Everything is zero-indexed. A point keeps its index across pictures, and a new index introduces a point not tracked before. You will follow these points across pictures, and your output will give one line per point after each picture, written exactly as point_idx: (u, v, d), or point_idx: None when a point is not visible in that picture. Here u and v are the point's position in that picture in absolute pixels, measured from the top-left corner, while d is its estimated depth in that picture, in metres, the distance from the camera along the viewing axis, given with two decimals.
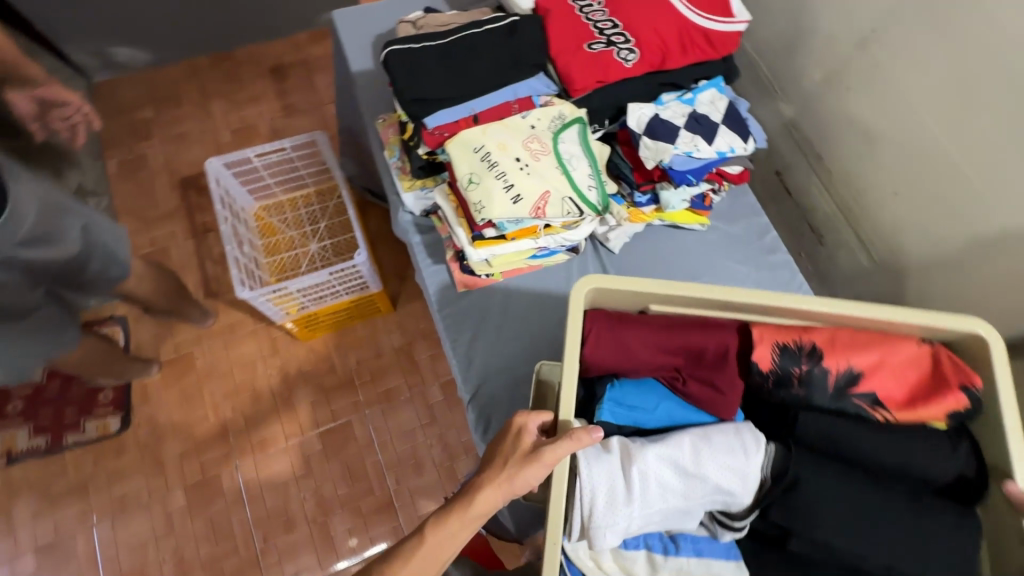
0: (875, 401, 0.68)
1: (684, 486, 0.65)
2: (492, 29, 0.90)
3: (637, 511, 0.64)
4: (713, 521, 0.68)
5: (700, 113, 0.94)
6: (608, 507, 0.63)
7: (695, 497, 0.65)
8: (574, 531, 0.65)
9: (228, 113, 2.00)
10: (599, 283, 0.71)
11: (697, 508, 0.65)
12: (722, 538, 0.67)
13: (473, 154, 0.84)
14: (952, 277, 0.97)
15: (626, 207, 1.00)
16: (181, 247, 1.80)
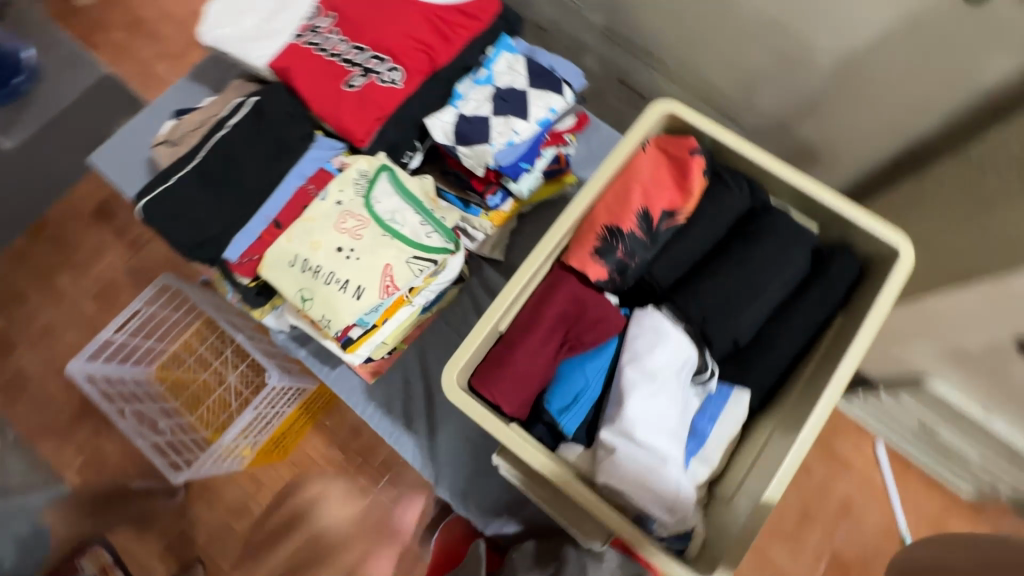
0: (674, 215, 0.67)
1: (659, 398, 0.61)
2: (237, 124, 0.77)
3: (658, 453, 0.58)
4: (704, 390, 0.65)
5: (502, 88, 0.84)
6: (633, 479, 0.57)
7: (670, 390, 0.62)
8: (662, 515, 0.58)
9: None
10: (458, 361, 0.64)
11: (683, 392, 0.63)
12: (711, 389, 0.65)
13: (292, 270, 0.73)
14: (823, 117, 0.92)
15: (485, 215, 0.91)
16: None
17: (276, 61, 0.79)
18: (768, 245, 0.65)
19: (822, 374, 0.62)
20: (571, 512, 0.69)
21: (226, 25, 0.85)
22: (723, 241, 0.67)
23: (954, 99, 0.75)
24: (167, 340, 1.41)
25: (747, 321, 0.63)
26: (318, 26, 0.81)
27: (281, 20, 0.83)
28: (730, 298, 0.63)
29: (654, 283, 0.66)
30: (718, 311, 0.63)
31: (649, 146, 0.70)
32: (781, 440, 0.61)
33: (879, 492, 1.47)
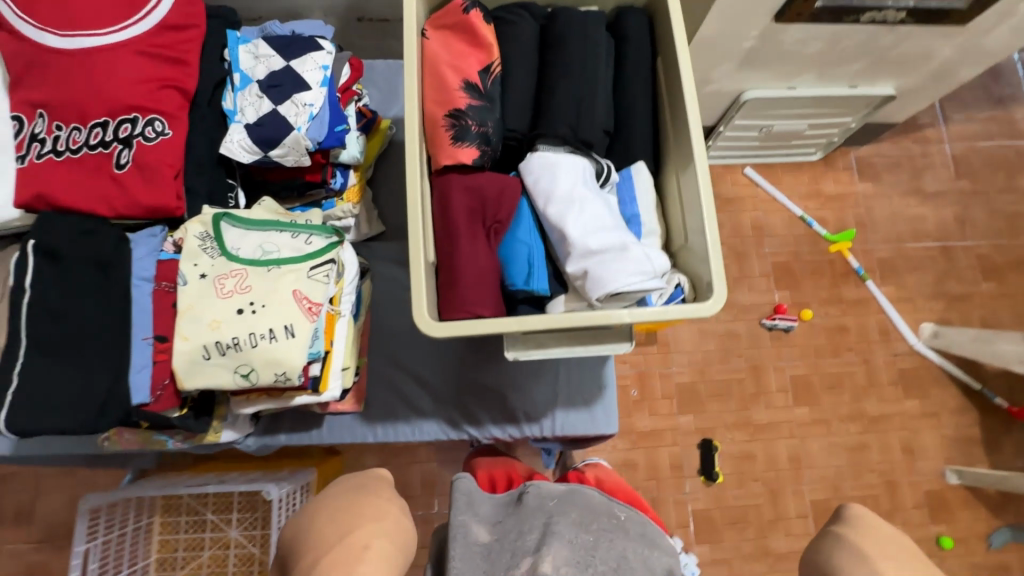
0: (490, 69, 0.70)
1: (587, 208, 0.66)
2: (36, 279, 0.65)
3: (617, 244, 0.64)
4: (612, 184, 0.71)
5: (265, 78, 0.79)
6: (615, 274, 0.62)
7: (590, 198, 0.67)
8: (657, 284, 0.64)
9: None
10: (422, 305, 0.63)
11: (599, 195, 0.69)
12: (616, 180, 0.72)
13: (214, 360, 0.67)
14: None
15: (342, 199, 0.89)
16: None
17: (23, 195, 0.68)
18: (573, 41, 0.70)
19: (676, 107, 0.71)
20: (590, 341, 0.67)
21: None
22: (541, 65, 0.72)
23: None
24: (143, 555, 1.25)
25: (602, 107, 0.70)
26: (37, 132, 0.69)
27: None
28: (579, 98, 0.69)
29: (516, 134, 0.70)
30: (577, 116, 0.68)
31: (429, 32, 0.71)
32: (687, 171, 0.69)
33: (769, 200, 1.72)
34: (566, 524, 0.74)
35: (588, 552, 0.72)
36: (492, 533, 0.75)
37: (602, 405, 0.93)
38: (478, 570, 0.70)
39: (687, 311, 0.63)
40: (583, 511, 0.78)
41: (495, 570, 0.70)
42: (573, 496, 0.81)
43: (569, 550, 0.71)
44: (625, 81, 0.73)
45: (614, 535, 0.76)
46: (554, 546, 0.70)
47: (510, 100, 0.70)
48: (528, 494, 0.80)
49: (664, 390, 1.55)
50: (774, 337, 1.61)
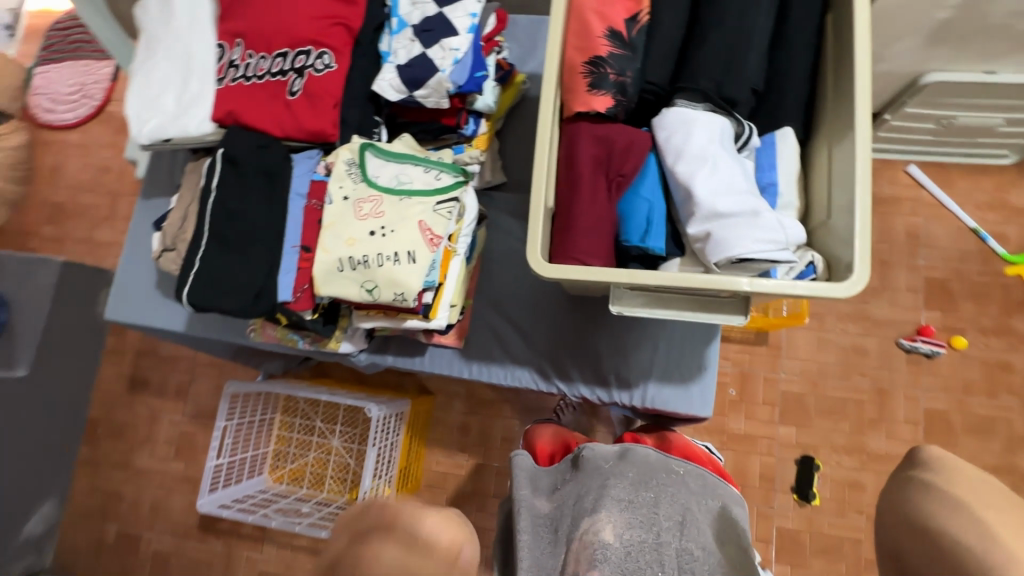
0: (636, 18, 0.68)
1: (719, 170, 0.63)
2: (220, 182, 0.78)
3: (749, 210, 0.60)
4: (751, 149, 0.66)
5: (419, 22, 0.84)
6: (743, 240, 0.59)
7: (724, 160, 0.63)
8: (785, 257, 0.59)
9: (117, 474, 1.65)
10: (535, 246, 0.65)
11: (734, 159, 0.64)
12: (756, 145, 0.67)
13: (346, 273, 0.75)
14: None
15: (471, 145, 0.93)
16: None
17: (217, 112, 0.79)
18: None
19: (842, 67, 0.63)
20: (702, 308, 0.65)
21: (146, 120, 0.87)
22: (692, 16, 0.68)
23: None
24: (263, 444, 1.45)
25: (753, 64, 0.65)
26: (234, 59, 0.80)
27: (194, 85, 0.86)
28: (729, 52, 0.64)
29: (653, 87, 0.68)
30: (724, 71, 0.64)
31: None
32: (843, 141, 0.62)
33: (934, 205, 1.49)
34: (624, 487, 0.77)
35: (650, 509, 0.75)
36: (552, 502, 0.81)
37: (700, 386, 0.89)
38: (542, 541, 0.77)
39: (817, 289, 0.57)
40: (640, 469, 0.80)
41: (558, 538, 0.77)
42: (628, 454, 0.82)
43: (628, 513, 0.74)
44: (785, 38, 0.67)
45: (674, 489, 0.78)
46: (614, 516, 0.74)
47: (653, 51, 0.68)
48: (584, 457, 0.82)
49: (767, 396, 1.44)
50: (912, 360, 1.41)
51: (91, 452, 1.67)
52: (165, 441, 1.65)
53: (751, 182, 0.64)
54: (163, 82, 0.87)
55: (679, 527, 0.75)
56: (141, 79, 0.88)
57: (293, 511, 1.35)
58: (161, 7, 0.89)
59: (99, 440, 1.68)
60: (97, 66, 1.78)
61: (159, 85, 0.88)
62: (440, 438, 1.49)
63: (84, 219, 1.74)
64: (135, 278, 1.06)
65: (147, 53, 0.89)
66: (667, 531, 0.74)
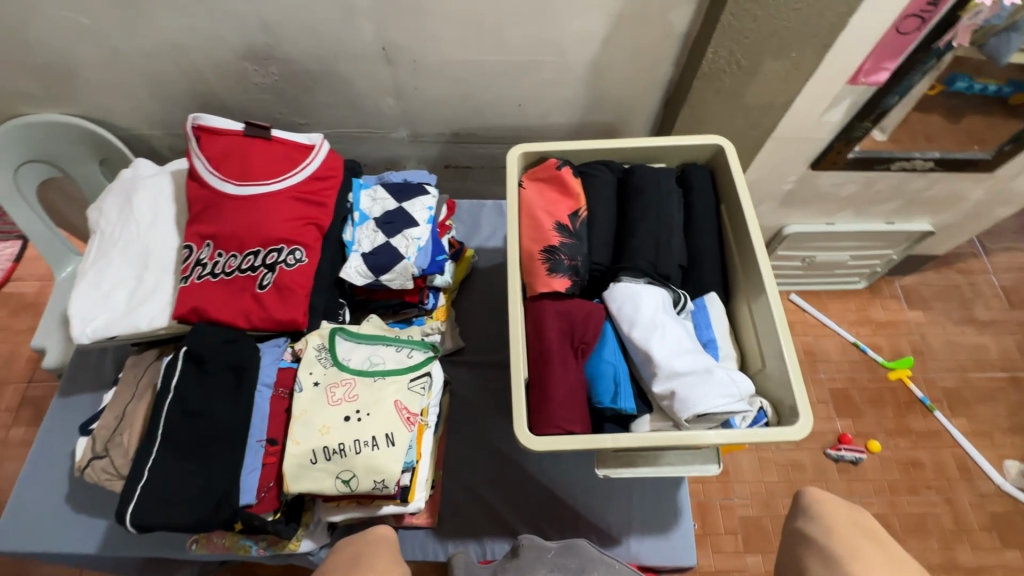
0: (578, 213, 0.82)
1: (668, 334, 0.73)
2: (181, 379, 0.75)
3: (701, 369, 0.70)
4: (687, 311, 0.78)
5: (381, 216, 0.94)
6: (704, 398, 0.67)
7: (671, 325, 0.74)
8: (740, 408, 0.68)
9: None
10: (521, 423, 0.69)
11: (678, 322, 0.75)
12: (691, 308, 0.79)
13: (318, 465, 0.72)
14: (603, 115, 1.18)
15: (431, 317, 0.99)
16: None
17: (179, 309, 0.80)
18: (650, 191, 0.83)
19: (743, 247, 0.80)
20: (677, 459, 0.71)
21: (92, 318, 0.84)
22: (620, 209, 0.84)
23: (673, 62, 1.05)
24: None
25: (677, 246, 0.80)
26: (202, 258, 0.83)
27: (152, 282, 0.86)
28: (657, 239, 0.79)
29: (600, 266, 0.81)
30: (655, 252, 0.78)
31: (526, 183, 0.86)
32: (759, 303, 0.75)
33: (819, 325, 1.73)
34: None
35: None
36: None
37: (680, 533, 0.90)
38: None
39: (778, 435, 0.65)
40: (583, 561, 0.78)
41: None
42: (568, 548, 0.79)
43: None
44: (694, 224, 0.84)
45: None
46: None
47: (595, 238, 0.81)
48: (522, 547, 0.79)
49: (727, 524, 1.44)
50: (841, 468, 1.51)
51: None
52: None
53: (695, 340, 0.75)
54: (117, 280, 0.87)
55: None
56: (91, 278, 0.87)
57: None
58: (122, 210, 0.92)
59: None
60: (1, 249, 1.68)
61: (110, 283, 0.87)
62: None
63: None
64: (44, 492, 0.92)
65: (101, 253, 0.89)
66: None
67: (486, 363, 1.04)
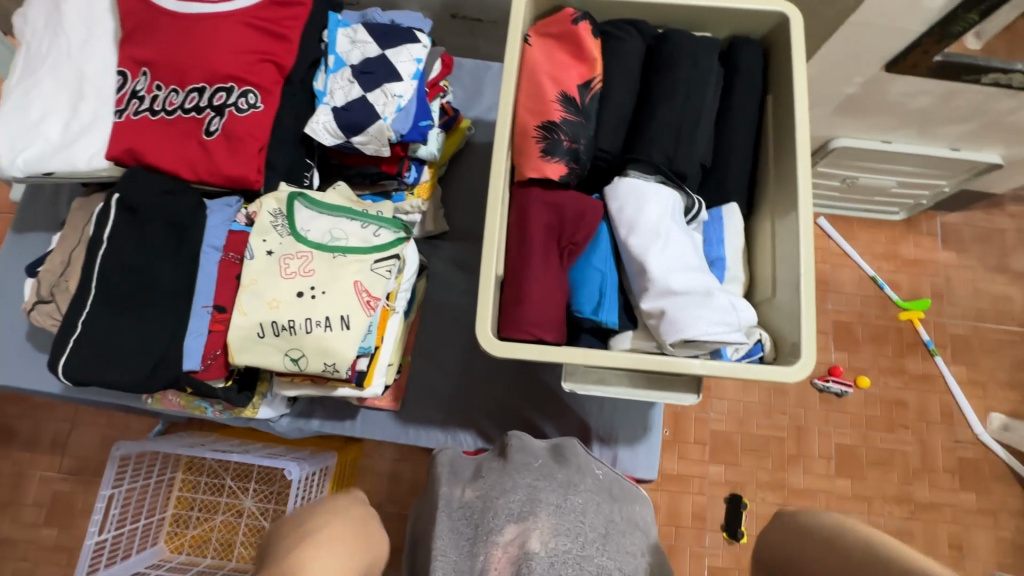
0: (589, 85, 0.67)
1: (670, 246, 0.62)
2: (114, 232, 0.66)
3: (700, 291, 0.60)
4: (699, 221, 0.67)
5: (359, 64, 0.79)
6: (697, 322, 0.59)
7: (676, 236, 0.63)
8: (735, 339, 0.60)
9: None
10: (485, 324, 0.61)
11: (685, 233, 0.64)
12: (704, 219, 0.67)
13: (265, 339, 0.66)
14: None
15: (412, 194, 0.88)
16: None
17: (112, 149, 0.69)
18: (685, 65, 0.66)
19: (782, 150, 0.66)
20: (656, 385, 0.64)
21: (22, 148, 0.73)
22: (643, 87, 0.69)
23: None
24: (160, 510, 1.28)
25: (703, 140, 0.65)
26: (138, 90, 0.70)
27: (89, 113, 0.74)
28: (681, 128, 0.65)
29: (607, 155, 0.67)
30: (675, 145, 0.64)
31: (531, 38, 0.69)
32: (786, 222, 0.64)
33: (840, 253, 1.61)
34: (551, 487, 0.71)
35: (579, 516, 0.69)
36: (474, 490, 0.71)
37: (646, 446, 0.88)
38: (462, 536, 0.67)
39: (775, 375, 0.58)
40: (570, 470, 0.75)
41: (477, 531, 0.66)
42: (560, 452, 0.78)
43: (557, 519, 0.67)
44: (729, 115, 0.69)
45: (600, 498, 0.72)
46: (540, 518, 0.67)
47: (605, 120, 0.67)
48: (511, 447, 0.76)
49: (697, 435, 1.45)
50: (823, 398, 1.48)
51: None
52: (37, 500, 1.43)
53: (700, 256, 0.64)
54: (48, 105, 0.75)
55: (603, 541, 0.68)
56: (19, 100, 0.75)
57: None
58: (51, 21, 0.77)
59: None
60: None
61: (41, 109, 0.75)
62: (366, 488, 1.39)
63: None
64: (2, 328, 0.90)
65: (28, 71, 0.76)
66: (592, 543, 0.67)
67: (468, 250, 0.95)
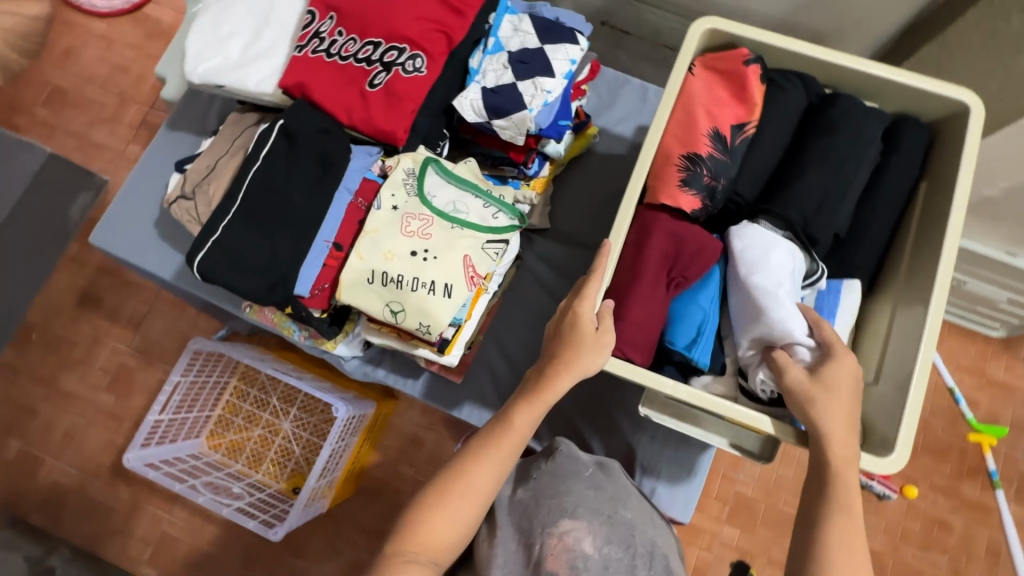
0: (742, 127, 0.67)
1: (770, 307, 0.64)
2: (270, 152, 0.73)
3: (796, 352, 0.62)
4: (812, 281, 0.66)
5: (517, 52, 0.82)
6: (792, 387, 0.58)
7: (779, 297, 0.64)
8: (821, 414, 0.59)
9: (46, 383, 1.56)
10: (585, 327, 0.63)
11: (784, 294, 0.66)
12: (821, 287, 0.66)
13: (372, 286, 0.71)
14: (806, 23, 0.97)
15: (527, 185, 0.90)
16: (134, 532, 1.47)
17: (286, 79, 0.75)
18: (847, 130, 0.65)
19: (924, 238, 0.64)
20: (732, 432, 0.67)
21: (205, 57, 0.81)
22: (795, 143, 0.68)
23: None
24: (210, 407, 1.37)
25: (845, 211, 0.64)
26: (321, 31, 0.76)
27: (268, 40, 0.81)
28: (826, 195, 0.64)
29: (740, 200, 0.67)
30: (815, 209, 0.64)
31: (696, 68, 0.69)
32: (910, 314, 0.62)
33: None
34: (602, 500, 0.75)
35: (628, 531, 0.74)
36: (526, 491, 0.76)
37: (685, 489, 0.88)
38: (517, 528, 0.73)
39: (840, 455, 0.56)
40: (616, 487, 0.78)
41: (532, 526, 0.72)
42: (605, 468, 0.80)
43: (607, 529, 0.73)
44: (878, 189, 0.67)
45: (644, 519, 0.77)
46: (593, 524, 0.73)
47: (748, 165, 0.67)
48: (558, 452, 0.79)
49: (720, 492, 1.40)
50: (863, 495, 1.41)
51: (19, 357, 1.58)
52: (103, 367, 1.57)
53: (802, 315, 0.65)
54: (236, 25, 0.82)
55: (647, 558, 0.73)
56: (213, 16, 0.82)
57: (222, 489, 1.29)
58: None
59: (29, 348, 1.58)
60: None
61: (228, 26, 0.82)
62: (392, 445, 1.45)
63: (87, 114, 1.69)
64: (137, 208, 0.99)
65: None
66: (640, 557, 0.73)
67: (562, 250, 0.97)
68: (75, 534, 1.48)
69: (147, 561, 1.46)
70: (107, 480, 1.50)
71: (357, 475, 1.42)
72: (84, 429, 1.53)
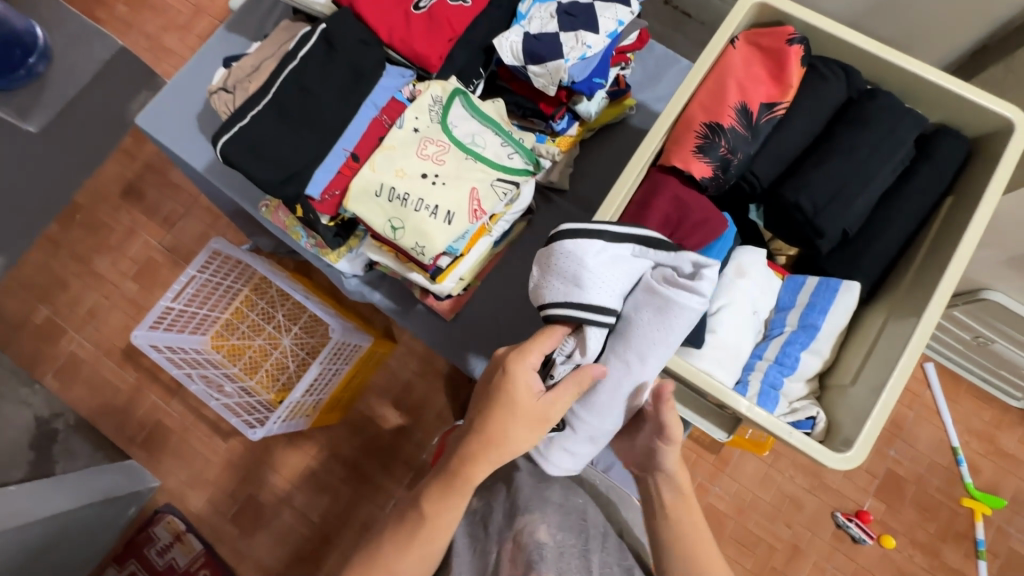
0: (771, 107, 0.65)
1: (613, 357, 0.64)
2: (309, 54, 0.75)
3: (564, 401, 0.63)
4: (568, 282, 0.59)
5: (567, 3, 0.81)
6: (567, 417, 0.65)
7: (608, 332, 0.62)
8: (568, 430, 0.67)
9: (81, 261, 1.66)
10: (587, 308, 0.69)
11: (619, 333, 0.60)
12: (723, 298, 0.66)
13: (379, 199, 0.72)
14: (875, 29, 0.93)
15: (553, 140, 0.90)
16: (132, 414, 1.56)
17: None
18: (881, 127, 0.63)
19: (938, 251, 0.62)
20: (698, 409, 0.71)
21: None
22: (824, 133, 0.66)
23: None
24: (220, 308, 1.42)
25: (858, 209, 0.63)
26: None
27: None
28: (842, 190, 0.62)
29: (756, 180, 0.66)
30: (829, 200, 0.62)
31: (738, 41, 0.67)
32: (902, 323, 0.60)
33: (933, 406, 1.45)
34: (552, 490, 0.75)
35: (580, 516, 0.73)
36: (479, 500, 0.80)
37: None
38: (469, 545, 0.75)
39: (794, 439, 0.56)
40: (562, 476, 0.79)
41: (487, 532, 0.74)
42: None
43: (559, 516, 0.72)
44: (901, 195, 0.65)
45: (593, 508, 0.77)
46: (546, 513, 0.71)
47: (770, 146, 0.66)
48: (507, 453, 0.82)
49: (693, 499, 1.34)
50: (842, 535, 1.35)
51: (60, 233, 1.68)
52: (133, 257, 1.65)
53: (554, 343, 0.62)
54: None
55: (602, 539, 0.73)
56: None
57: (216, 386, 1.35)
58: None
59: (71, 227, 1.68)
60: None
61: None
62: (382, 383, 1.49)
63: (160, 17, 1.76)
64: (184, 98, 1.04)
65: None
66: (594, 538, 0.71)
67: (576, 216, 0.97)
68: (79, 405, 1.57)
69: (139, 443, 1.54)
70: (118, 361, 1.59)
71: (343, 406, 1.47)
72: (108, 309, 1.63)
